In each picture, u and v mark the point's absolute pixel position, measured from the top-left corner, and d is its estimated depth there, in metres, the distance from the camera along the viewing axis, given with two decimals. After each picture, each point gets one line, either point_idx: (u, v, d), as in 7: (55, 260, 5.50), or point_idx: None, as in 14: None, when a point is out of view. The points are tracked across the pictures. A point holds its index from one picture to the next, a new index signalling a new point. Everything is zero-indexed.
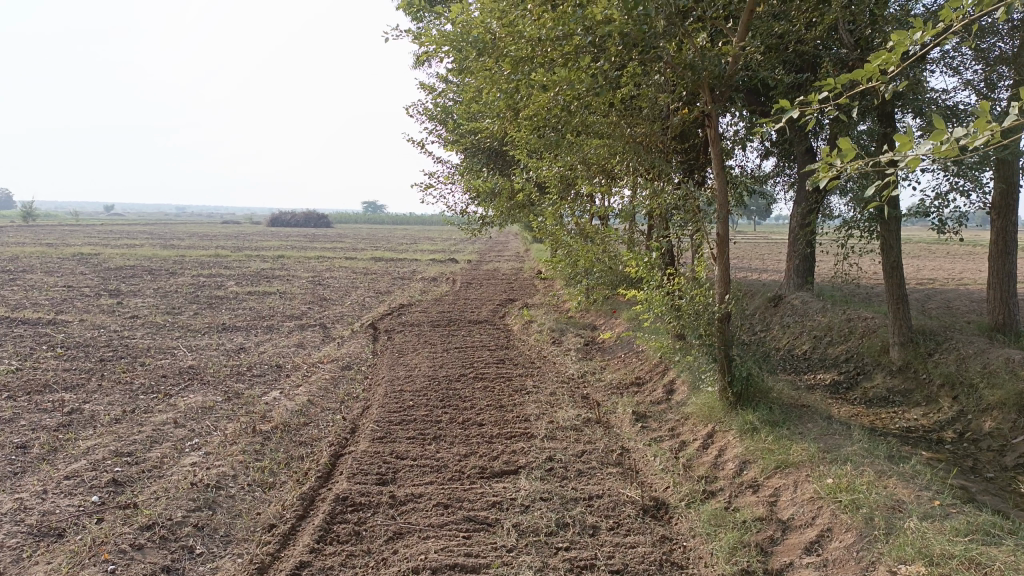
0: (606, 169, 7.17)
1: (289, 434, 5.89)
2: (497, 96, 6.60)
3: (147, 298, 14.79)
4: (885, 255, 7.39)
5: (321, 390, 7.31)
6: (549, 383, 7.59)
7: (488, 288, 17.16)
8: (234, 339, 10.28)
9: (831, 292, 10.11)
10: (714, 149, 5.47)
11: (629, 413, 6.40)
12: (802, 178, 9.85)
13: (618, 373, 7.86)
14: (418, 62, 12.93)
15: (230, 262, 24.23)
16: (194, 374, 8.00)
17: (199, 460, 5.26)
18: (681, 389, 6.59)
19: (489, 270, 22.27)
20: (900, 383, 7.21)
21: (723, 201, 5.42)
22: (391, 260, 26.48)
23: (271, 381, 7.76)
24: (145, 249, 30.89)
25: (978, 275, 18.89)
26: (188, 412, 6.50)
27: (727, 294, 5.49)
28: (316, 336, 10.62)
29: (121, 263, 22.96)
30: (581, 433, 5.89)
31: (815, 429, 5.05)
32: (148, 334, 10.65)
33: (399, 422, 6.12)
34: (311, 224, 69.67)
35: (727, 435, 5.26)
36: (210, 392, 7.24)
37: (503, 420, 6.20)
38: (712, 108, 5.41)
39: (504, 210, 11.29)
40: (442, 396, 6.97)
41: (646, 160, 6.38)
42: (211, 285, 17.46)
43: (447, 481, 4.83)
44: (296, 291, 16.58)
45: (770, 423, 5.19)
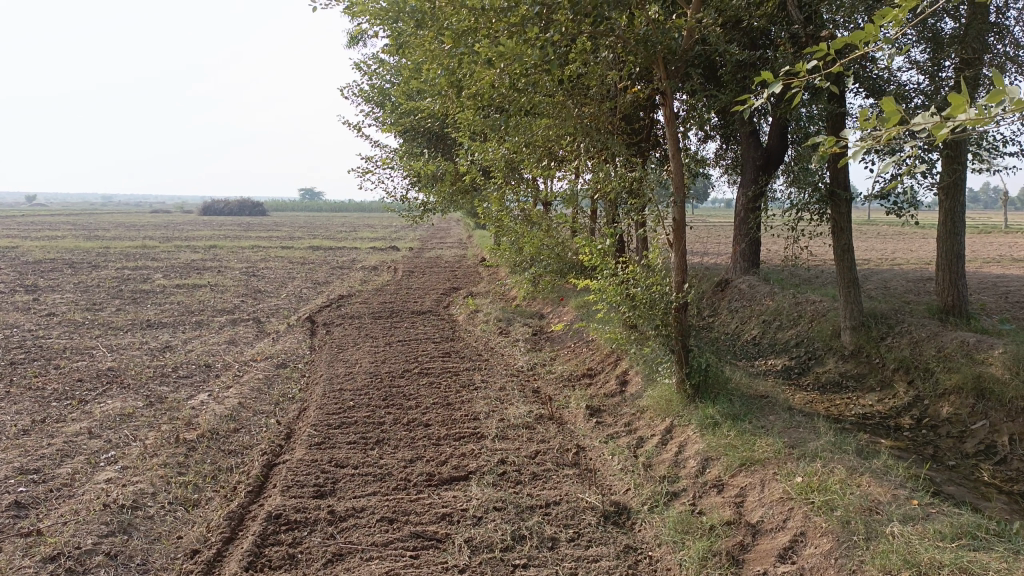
0: (553, 152, 6.80)
1: (217, 443, 5.41)
2: (438, 73, 6.17)
3: (66, 294, 13.86)
4: (836, 238, 7.30)
5: (253, 392, 6.81)
6: (498, 377, 7.24)
7: (431, 277, 16.71)
8: (160, 337, 9.63)
9: (779, 276, 10.02)
10: (669, 129, 5.18)
11: (582, 408, 6.10)
12: (747, 161, 9.75)
13: (568, 364, 7.56)
14: (354, 41, 12.38)
15: (158, 254, 23.16)
16: (114, 378, 7.38)
17: (115, 476, 4.76)
18: (635, 380, 6.33)
19: (431, 257, 21.80)
20: (853, 368, 7.10)
21: (679, 183, 5.14)
22: (329, 249, 25.71)
23: (199, 383, 7.20)
24: (66, 240, 29.35)
25: (910, 255, 19.35)
26: (105, 420, 5.93)
27: (683, 283, 5.26)
28: (249, 331, 10.03)
29: (40, 256, 21.64)
30: (533, 431, 5.56)
31: (778, 421, 4.84)
32: (65, 333, 9.90)
33: (339, 426, 5.70)
34: (246, 213, 67.67)
35: (686, 430, 5.01)
36: (130, 398, 6.66)
37: (450, 419, 5.83)
38: (668, 85, 5.11)
39: (446, 195, 10.88)
40: (385, 395, 6.57)
41: (597, 141, 6.05)
42: (136, 278, 16.54)
43: (391, 491, 4.45)
44: (229, 283, 15.83)
45: (731, 417, 4.95)
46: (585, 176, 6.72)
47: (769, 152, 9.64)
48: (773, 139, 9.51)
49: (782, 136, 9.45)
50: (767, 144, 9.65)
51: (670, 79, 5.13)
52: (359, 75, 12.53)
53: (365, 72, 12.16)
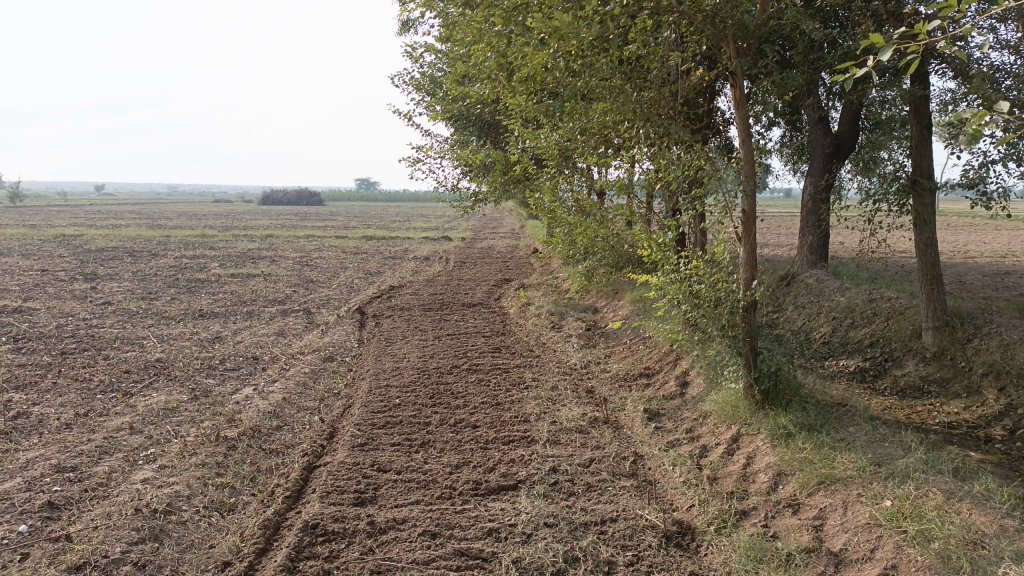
0: (609, 138, 6.41)
1: (257, 442, 5.21)
2: (488, 53, 5.82)
3: (123, 282, 14.03)
4: (919, 231, 6.74)
5: (298, 387, 6.61)
6: (550, 375, 6.90)
7: (482, 267, 16.46)
8: (210, 328, 9.56)
9: (850, 270, 9.44)
10: (739, 111, 4.73)
11: (640, 411, 5.73)
12: (816, 148, 9.16)
13: (624, 362, 7.19)
14: (405, 27, 12.14)
15: (214, 243, 23.47)
16: (161, 369, 7.28)
17: (152, 477, 4.59)
18: (697, 382, 5.93)
19: (483, 248, 21.57)
20: (935, 372, 6.56)
21: (750, 170, 4.69)
22: (382, 238, 25.69)
23: (245, 376, 7.05)
24: (129, 228, 30.02)
25: (984, 247, 18.34)
26: (148, 415, 5.80)
27: (752, 279, 4.84)
28: (298, 323, 9.91)
29: (103, 245, 22.14)
30: (588, 436, 5.22)
31: (858, 434, 4.40)
32: (118, 322, 9.92)
33: (382, 426, 5.44)
34: (303, 202, 68.60)
35: (755, 440, 4.60)
36: (175, 391, 6.53)
37: (500, 421, 5.52)
38: (739, 63, 4.65)
39: (497, 184, 10.57)
40: (432, 392, 6.30)
41: (659, 126, 5.63)
42: (192, 267, 16.69)
43: (434, 501, 4.17)
44: (281, 272, 15.85)
45: (806, 427, 4.52)
46: (644, 163, 6.33)
47: (840, 139, 9.03)
48: (844, 124, 8.91)
49: (854, 121, 8.83)
50: (838, 130, 9.05)
51: (741, 57, 4.68)
52: (410, 61, 12.29)
53: (416, 59, 11.92)
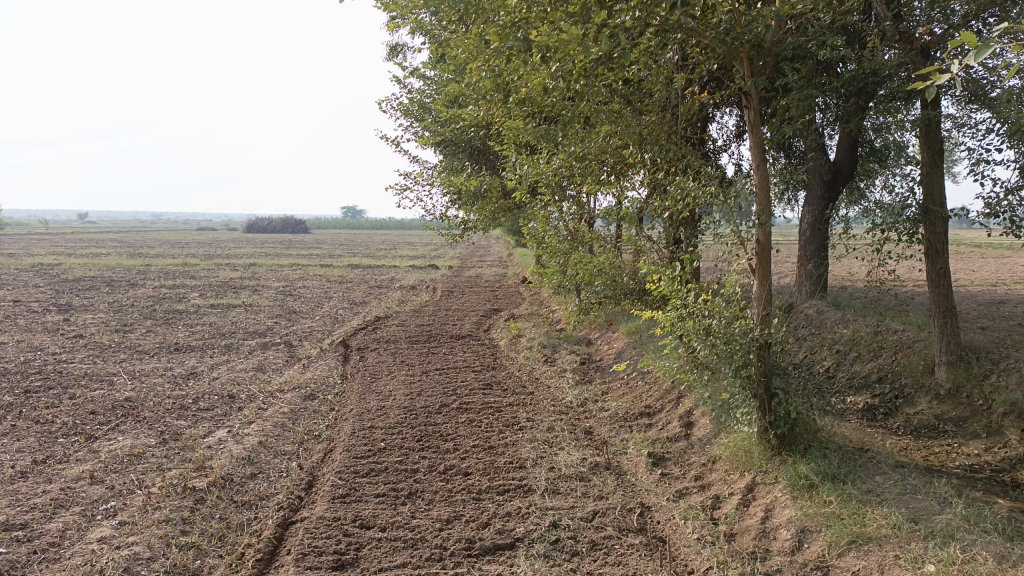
0: (609, 164, 6.08)
1: (229, 493, 4.76)
2: (483, 74, 5.50)
3: (99, 313, 13.51)
4: (931, 261, 6.43)
5: (275, 429, 6.17)
6: (544, 415, 6.50)
7: (470, 297, 16.08)
8: (186, 362, 9.09)
9: (852, 302, 9.13)
10: (752, 134, 4.41)
11: (643, 456, 5.34)
12: (813, 176, 8.92)
13: (622, 400, 6.80)
14: (393, 52, 11.88)
15: (195, 272, 22.97)
16: (130, 410, 6.81)
17: (109, 535, 4.14)
18: (703, 424, 5.55)
19: (471, 277, 21.20)
20: (951, 410, 6.21)
21: (764, 198, 4.39)
22: (368, 267, 25.27)
23: (219, 417, 6.60)
24: (108, 256, 29.47)
25: (976, 276, 18.16)
26: (111, 462, 5.35)
27: (766, 314, 4.53)
28: (279, 357, 9.46)
29: (81, 274, 21.54)
30: (589, 484, 4.83)
31: (887, 485, 4.03)
32: (89, 357, 9.43)
33: (366, 474, 5.01)
34: (288, 230, 68.09)
35: (773, 491, 4.23)
36: (143, 434, 6.07)
37: (493, 467, 5.11)
38: (752, 83, 4.33)
39: (487, 213, 10.24)
40: (420, 435, 5.88)
41: (661, 151, 5.32)
42: (172, 297, 16.19)
43: (423, 564, 3.76)
44: (264, 303, 15.39)
45: (829, 477, 4.15)
46: (643, 190, 6.03)
47: (838, 166, 8.78)
48: (842, 151, 8.66)
49: (851, 149, 8.60)
50: (835, 157, 8.80)
51: (754, 77, 4.37)
52: (398, 87, 12.01)
53: (404, 85, 11.64)
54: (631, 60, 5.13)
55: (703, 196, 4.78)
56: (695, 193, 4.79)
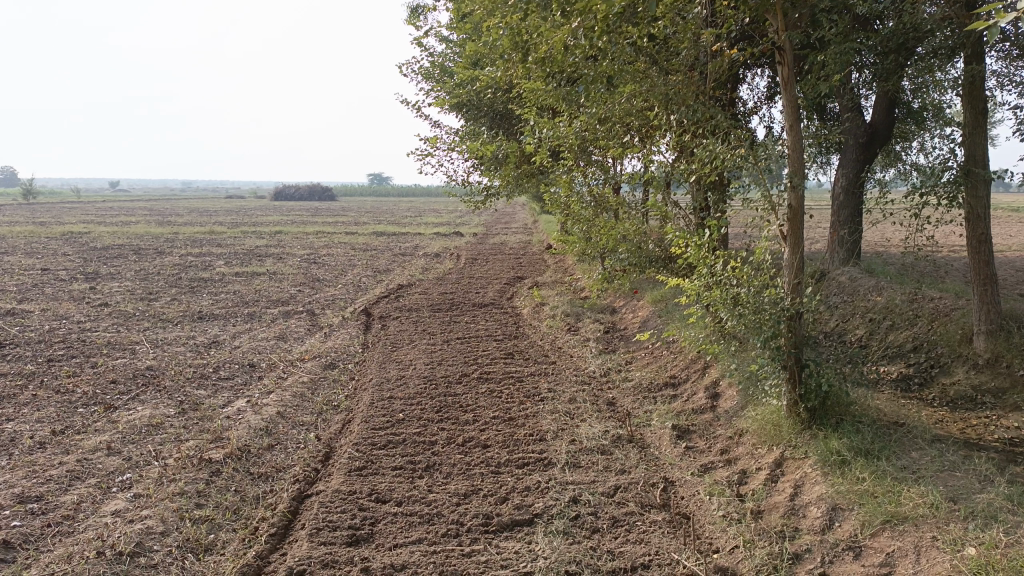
0: (633, 126, 5.84)
1: (245, 465, 4.71)
2: (501, 33, 5.27)
3: (125, 282, 13.58)
4: (972, 226, 6.14)
5: (294, 399, 6.10)
6: (566, 385, 6.36)
7: (494, 264, 15.94)
8: (208, 331, 9.08)
9: (886, 269, 8.83)
10: (785, 92, 4.15)
11: (668, 428, 5.18)
12: (848, 138, 8.56)
13: (647, 370, 6.64)
14: (413, 15, 11.60)
15: (221, 239, 23.06)
16: (150, 379, 6.80)
17: (124, 508, 4.10)
18: (729, 396, 5.37)
19: (496, 244, 21.02)
20: (990, 381, 5.96)
21: (796, 160, 4.15)
22: (393, 234, 25.20)
23: (238, 386, 6.56)
24: (136, 225, 29.76)
25: (1016, 241, 17.60)
26: (130, 433, 5.32)
27: (797, 284, 4.31)
28: (300, 325, 9.41)
29: (110, 243, 21.71)
30: (611, 458, 4.70)
31: (924, 461, 3.84)
32: (113, 326, 9.46)
33: (383, 446, 4.92)
34: (314, 198, 68.22)
35: (803, 467, 4.06)
36: (162, 404, 6.04)
37: (513, 440, 4.99)
38: (786, 36, 4.05)
39: (509, 178, 10.02)
40: (439, 406, 5.77)
41: (688, 113, 5.07)
42: (198, 266, 16.24)
43: (439, 540, 3.66)
44: (288, 271, 15.38)
45: (861, 453, 3.97)
46: (669, 154, 5.78)
47: (874, 128, 8.41)
48: (878, 112, 8.29)
49: (888, 109, 8.23)
50: (871, 118, 8.43)
51: (789, 30, 4.08)
52: (418, 50, 11.75)
53: (425, 48, 11.38)
54: (658, 15, 4.88)
55: (733, 159, 4.54)
56: (723, 155, 4.56)
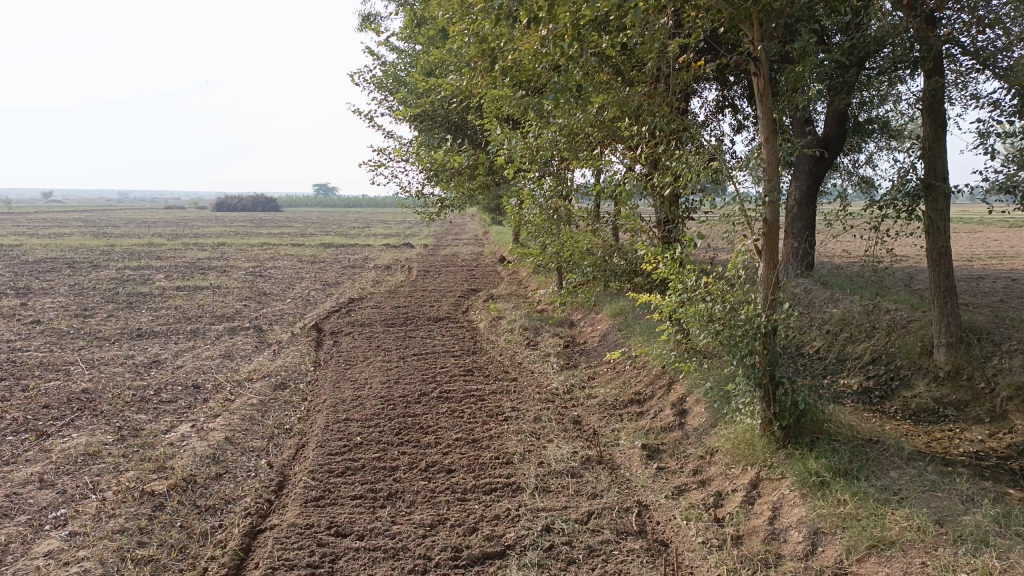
0: (597, 137, 5.71)
1: (191, 497, 4.38)
2: (464, 38, 5.09)
3: (58, 297, 12.90)
4: (932, 239, 6.18)
5: (243, 422, 5.77)
6: (530, 403, 6.17)
7: (447, 277, 15.69)
8: (148, 349, 8.62)
9: (841, 281, 8.90)
10: (761, 103, 4.06)
11: (637, 448, 5.03)
12: (802, 152, 8.61)
13: (610, 387, 6.49)
14: (365, 22, 11.34)
15: (161, 252, 22.25)
16: (86, 403, 6.37)
17: (57, 549, 3.75)
18: (698, 413, 5.25)
19: (447, 256, 20.81)
20: (951, 394, 5.97)
21: (772, 171, 4.07)
22: (341, 245, 24.72)
23: (183, 409, 6.19)
24: (70, 237, 28.54)
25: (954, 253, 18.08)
26: (64, 464, 4.93)
27: (773, 300, 4.22)
28: (248, 343, 9.02)
29: (42, 256, 20.71)
30: (581, 481, 4.52)
31: (904, 482, 3.77)
32: (45, 345, 8.91)
33: (342, 473, 4.65)
34: (258, 208, 66.83)
35: (780, 488, 3.95)
36: (99, 431, 5.64)
37: (479, 464, 4.78)
38: (762, 48, 3.95)
39: (465, 190, 9.83)
40: (399, 428, 5.51)
41: (656, 124, 4.96)
42: (136, 279, 15.58)
43: None
44: (233, 284, 14.86)
45: (841, 474, 3.87)
46: (634, 167, 5.67)
47: (827, 141, 8.46)
48: (830, 126, 8.35)
49: (840, 122, 8.30)
50: (823, 131, 8.50)
51: (764, 41, 4.00)
52: (370, 58, 11.49)
53: (378, 56, 11.14)
54: (625, 22, 4.77)
55: (705, 171, 4.44)
56: (695, 166, 4.44)
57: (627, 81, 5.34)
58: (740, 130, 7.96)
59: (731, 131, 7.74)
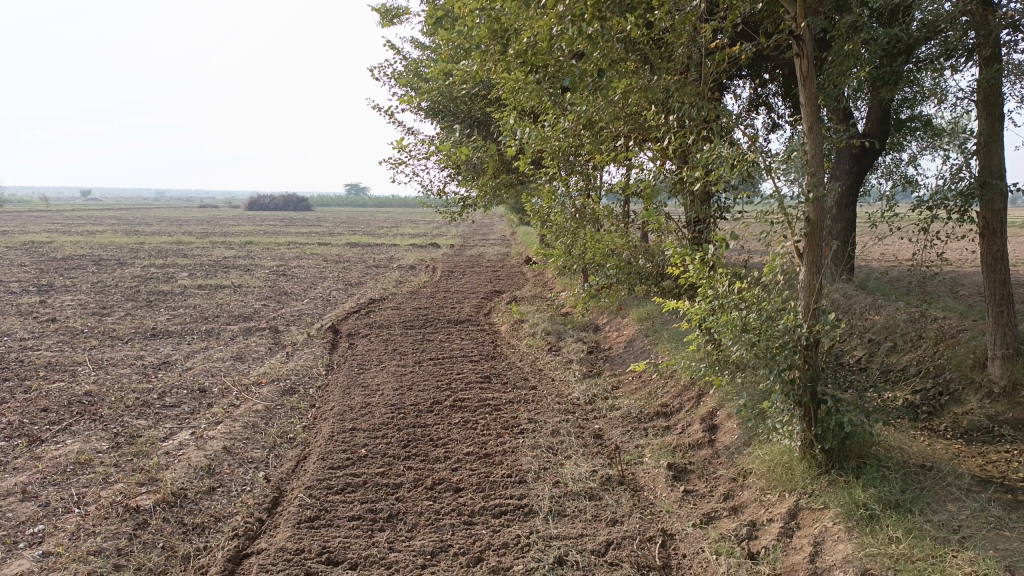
0: (622, 130, 5.31)
1: (177, 514, 4.07)
2: (478, 21, 4.72)
3: (79, 295, 12.79)
4: (987, 243, 5.68)
5: (245, 430, 5.47)
6: (547, 414, 5.78)
7: (471, 278, 15.35)
8: (160, 350, 8.39)
9: (884, 287, 8.39)
10: (804, 89, 3.65)
11: (662, 467, 4.62)
12: (842, 150, 8.11)
13: (635, 398, 6.08)
14: (386, 16, 11.06)
15: (188, 250, 22.24)
16: (87, 406, 6.12)
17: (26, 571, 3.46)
18: (729, 430, 4.82)
19: (474, 256, 20.49)
20: (1008, 412, 5.46)
21: (816, 162, 3.64)
22: (366, 245, 24.53)
23: (185, 415, 5.91)
24: (101, 234, 28.74)
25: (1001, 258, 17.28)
26: (52, 473, 4.66)
27: (814, 307, 3.80)
28: (262, 344, 8.75)
29: (69, 253, 20.77)
30: (600, 505, 4.12)
31: (964, 517, 3.33)
32: (57, 344, 8.72)
33: (341, 491, 4.31)
34: (290, 208, 67.25)
35: (822, 520, 3.52)
36: (95, 437, 5.37)
37: (490, 482, 4.41)
38: (807, 26, 3.52)
39: (487, 188, 9.48)
40: (406, 440, 5.16)
41: (685, 114, 4.54)
42: (159, 277, 15.47)
43: None
44: (255, 283, 14.68)
45: (891, 506, 3.43)
46: (659, 164, 5.27)
47: (868, 138, 7.95)
48: (872, 121, 7.84)
49: (882, 118, 7.79)
50: (864, 128, 7.99)
51: (807, 18, 3.57)
52: (391, 53, 11.21)
53: (400, 51, 10.86)
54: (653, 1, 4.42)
55: (740, 166, 4.03)
56: (728, 159, 4.02)
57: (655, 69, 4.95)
58: (772, 129, 7.49)
59: (766, 129, 7.30)
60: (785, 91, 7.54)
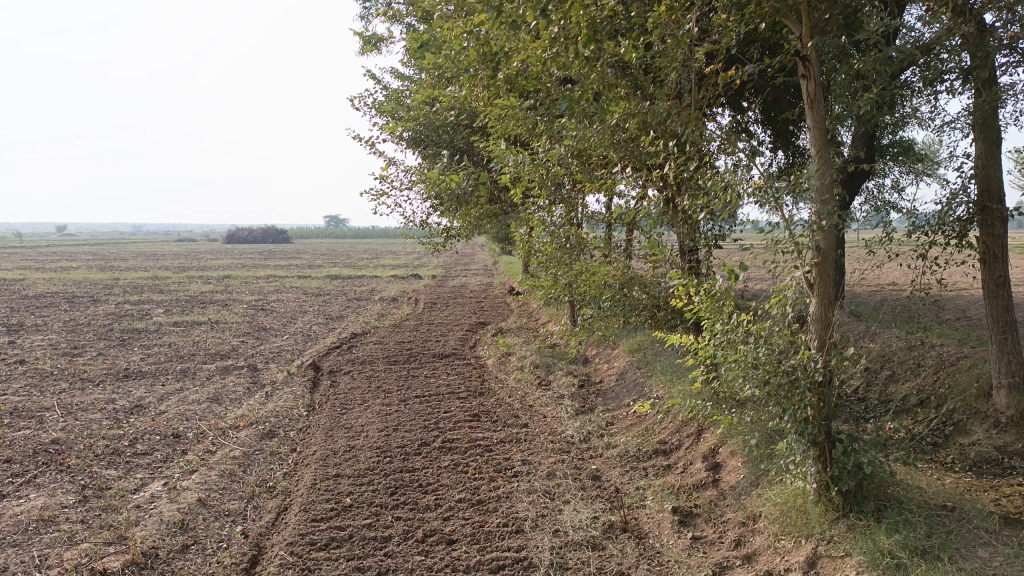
0: (614, 158, 5.13)
1: None
2: (465, 47, 4.53)
3: (49, 335, 12.35)
4: (988, 268, 5.53)
5: (222, 479, 5.15)
6: (541, 454, 5.52)
7: (455, 309, 15.10)
8: (132, 392, 8.02)
9: (877, 313, 8.25)
10: (812, 111, 3.50)
11: (667, 511, 4.37)
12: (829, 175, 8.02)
13: (631, 434, 5.84)
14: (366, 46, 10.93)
15: (164, 285, 21.80)
16: (53, 456, 5.76)
17: None
18: (735, 469, 4.58)
19: (456, 287, 20.25)
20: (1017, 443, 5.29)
21: (824, 188, 3.47)
22: (346, 277, 24.22)
23: (158, 464, 5.58)
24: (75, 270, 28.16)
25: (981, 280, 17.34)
26: (14, 532, 4.32)
27: (825, 339, 3.61)
28: (240, 384, 8.42)
29: (41, 291, 20.26)
30: (605, 556, 3.86)
31: (997, 564, 3.11)
32: (25, 388, 8.33)
33: (325, 547, 4.01)
34: (269, 240, 66.77)
35: (845, 569, 3.29)
36: (61, 490, 5.03)
37: (485, 532, 4.14)
38: (814, 46, 3.38)
39: (471, 219, 9.29)
40: (393, 486, 4.87)
41: (682, 139, 4.37)
42: (134, 315, 15.05)
43: None
44: (232, 319, 14.33)
45: (918, 553, 3.21)
46: (653, 192, 5.10)
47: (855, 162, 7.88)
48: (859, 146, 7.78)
49: (869, 143, 7.72)
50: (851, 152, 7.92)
51: (813, 38, 3.43)
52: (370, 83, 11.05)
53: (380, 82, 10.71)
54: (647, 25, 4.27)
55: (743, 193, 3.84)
56: (731, 186, 3.84)
57: (647, 95, 4.78)
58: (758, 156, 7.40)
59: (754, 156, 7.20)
60: (772, 118, 7.46)
